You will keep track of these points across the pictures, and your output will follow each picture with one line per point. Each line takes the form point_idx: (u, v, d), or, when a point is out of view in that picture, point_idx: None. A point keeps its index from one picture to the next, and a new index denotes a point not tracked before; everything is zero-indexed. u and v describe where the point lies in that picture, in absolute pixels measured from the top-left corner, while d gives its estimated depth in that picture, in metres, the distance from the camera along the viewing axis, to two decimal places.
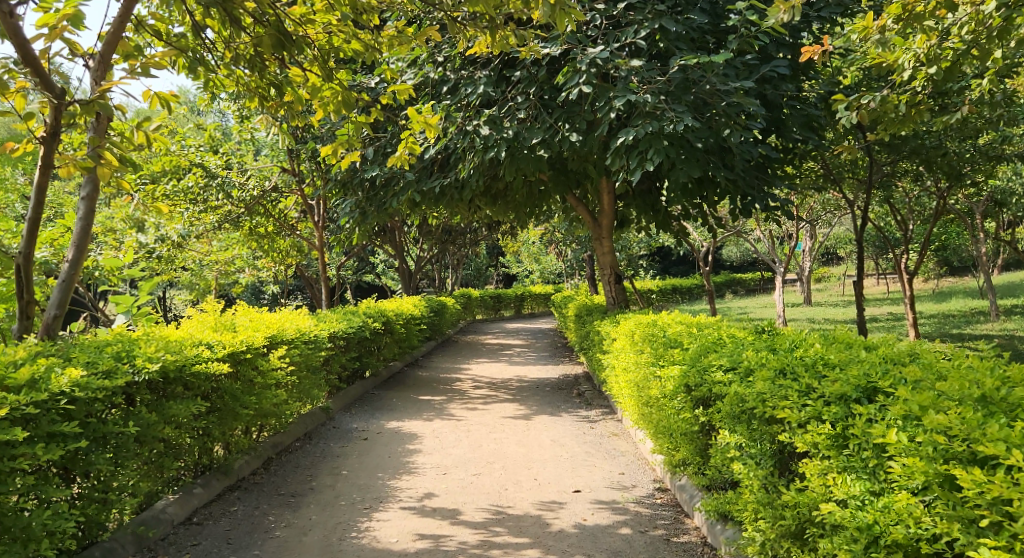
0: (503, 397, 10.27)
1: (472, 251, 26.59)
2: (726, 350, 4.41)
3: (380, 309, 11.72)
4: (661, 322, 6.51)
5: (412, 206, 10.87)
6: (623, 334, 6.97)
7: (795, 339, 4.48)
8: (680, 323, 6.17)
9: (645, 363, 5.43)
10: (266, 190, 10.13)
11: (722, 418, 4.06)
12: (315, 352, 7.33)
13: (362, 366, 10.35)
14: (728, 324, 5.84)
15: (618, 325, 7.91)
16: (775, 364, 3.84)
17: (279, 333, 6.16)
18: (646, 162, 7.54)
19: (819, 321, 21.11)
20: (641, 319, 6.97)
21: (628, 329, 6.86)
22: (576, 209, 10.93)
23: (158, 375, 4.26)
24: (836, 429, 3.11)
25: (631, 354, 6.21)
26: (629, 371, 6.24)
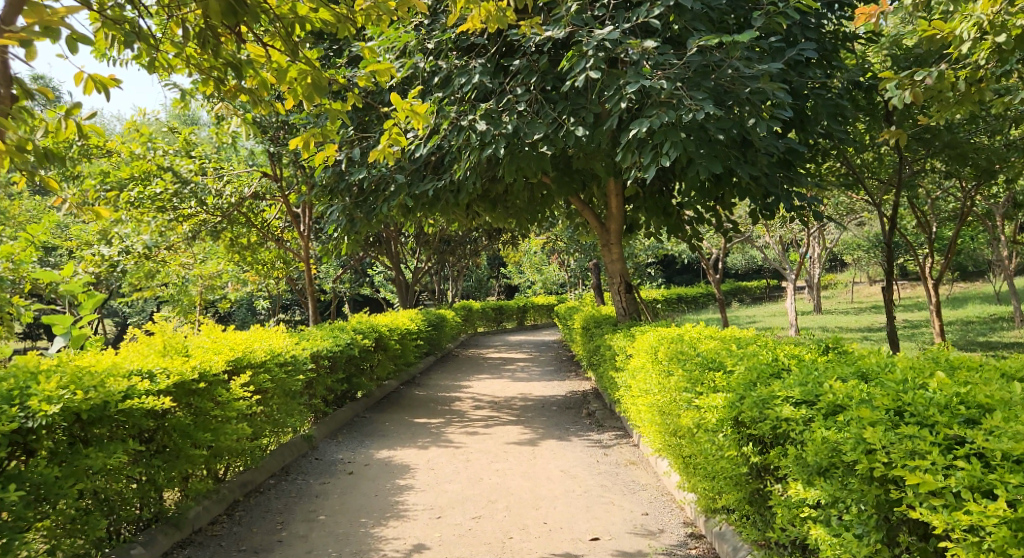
0: (506, 419, 9.44)
1: (472, 262, 25.79)
2: (795, 377, 3.66)
3: (372, 324, 10.90)
4: (684, 337, 5.74)
5: (404, 212, 10.09)
6: (640, 351, 6.18)
7: (875, 366, 3.73)
8: (710, 339, 5.41)
9: (674, 387, 4.68)
10: (246, 198, 9.36)
11: (790, 465, 3.34)
12: (292, 376, 6.52)
13: (351, 387, 9.54)
14: (770, 340, 5.06)
15: (633, 340, 7.10)
16: (882, 403, 3.10)
17: (245, 356, 5.35)
18: (661, 158, 6.75)
19: (834, 330, 20.27)
20: (661, 334, 6.17)
21: (645, 346, 6.08)
22: (582, 214, 10.14)
23: (64, 417, 3.51)
24: (1017, 512, 2.42)
25: (652, 373, 5.44)
26: (650, 393, 5.46)
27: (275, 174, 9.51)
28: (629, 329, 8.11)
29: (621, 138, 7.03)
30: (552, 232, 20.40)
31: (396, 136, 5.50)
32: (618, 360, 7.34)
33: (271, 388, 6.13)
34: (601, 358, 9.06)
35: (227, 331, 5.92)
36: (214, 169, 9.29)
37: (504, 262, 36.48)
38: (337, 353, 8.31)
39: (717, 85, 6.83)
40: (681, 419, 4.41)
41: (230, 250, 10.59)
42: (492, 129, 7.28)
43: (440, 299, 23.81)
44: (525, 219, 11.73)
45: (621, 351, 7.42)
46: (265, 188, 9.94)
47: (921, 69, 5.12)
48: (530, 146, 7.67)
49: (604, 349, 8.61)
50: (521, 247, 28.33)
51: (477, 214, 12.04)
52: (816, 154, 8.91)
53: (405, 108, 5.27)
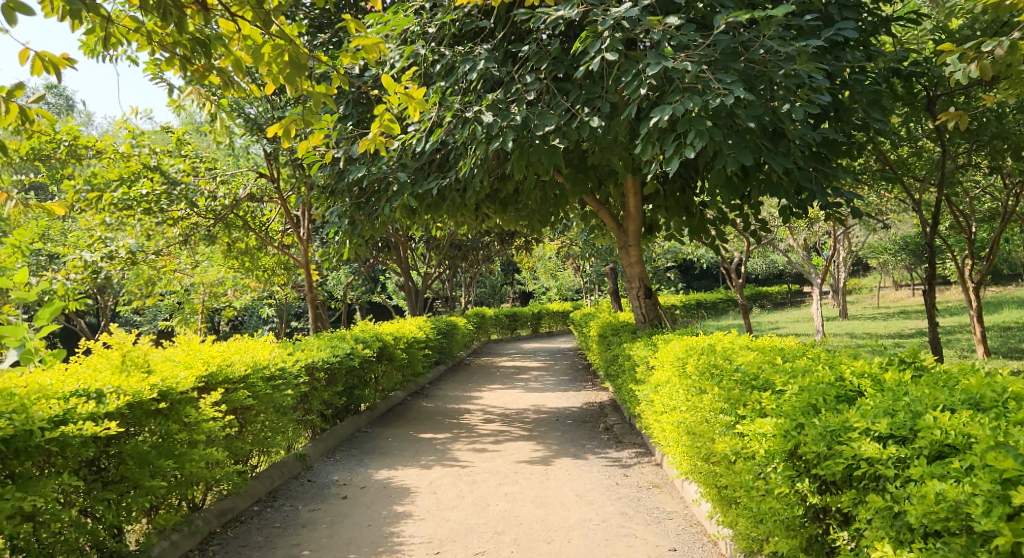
0: (518, 433, 8.84)
1: (486, 268, 25.20)
2: (875, 404, 3.18)
3: (375, 333, 10.33)
4: (714, 347, 5.17)
5: (409, 213, 9.53)
6: (664, 362, 5.60)
7: (969, 395, 3.22)
8: (749, 349, 4.88)
9: (712, 406, 4.17)
10: (241, 199, 8.82)
11: (871, 514, 2.86)
12: (281, 391, 5.95)
13: (350, 400, 8.97)
14: (818, 353, 4.51)
15: (656, 350, 6.51)
16: (1016, 450, 2.60)
17: (219, 372, 4.78)
18: (685, 149, 6.15)
19: (861, 337, 19.50)
20: (688, 343, 5.60)
21: (670, 355, 5.52)
22: (598, 215, 9.54)
23: None
24: None
25: (680, 387, 4.91)
26: (678, 409, 4.93)
27: (273, 174, 8.96)
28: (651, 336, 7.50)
29: (638, 129, 6.44)
30: (567, 236, 19.79)
31: (390, 123, 4.78)
32: (639, 373, 6.77)
33: (254, 406, 5.57)
34: (618, 369, 8.45)
35: (207, 344, 5.37)
36: (208, 170, 8.77)
37: (518, 268, 35.87)
38: (336, 364, 7.75)
39: (746, 67, 6.23)
40: (720, 445, 3.92)
41: (227, 256, 10.07)
42: (499, 120, 6.70)
43: (453, 306, 23.23)
44: (538, 221, 11.13)
45: (642, 362, 6.83)
46: (262, 189, 9.41)
47: (988, 38, 4.43)
48: (542, 139, 7.09)
49: (623, 361, 8.01)
50: (536, 253, 27.73)
51: (487, 216, 11.46)
52: (851, 147, 8.27)
53: (395, 88, 4.60)
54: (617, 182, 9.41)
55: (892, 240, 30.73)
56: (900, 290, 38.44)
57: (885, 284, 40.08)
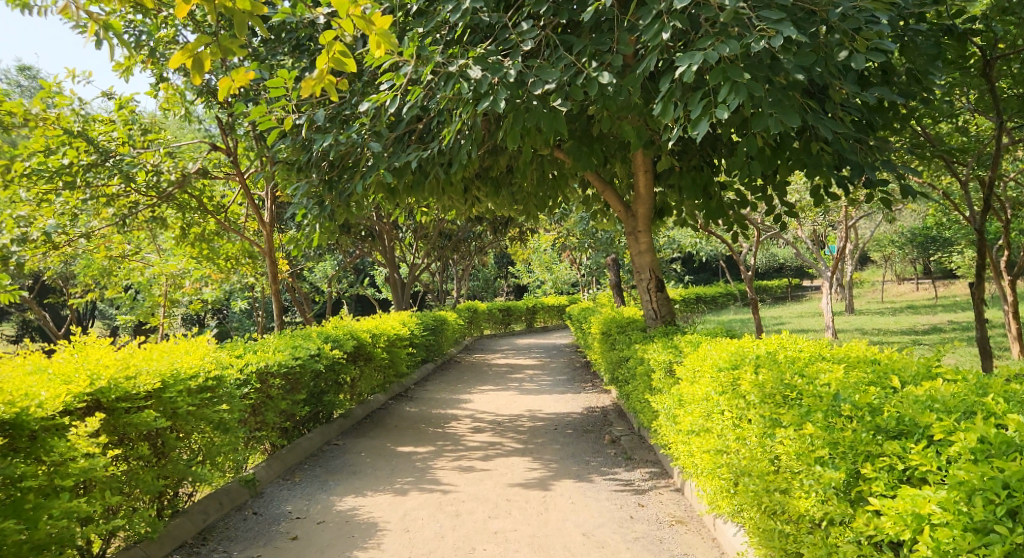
0: (511, 446, 7.72)
1: (478, 259, 24.05)
2: None
3: (350, 330, 9.16)
4: (762, 355, 4.24)
5: (387, 194, 8.38)
6: (698, 374, 4.54)
7: None
8: (819, 361, 3.97)
9: (791, 450, 3.33)
10: (190, 176, 7.59)
11: None
12: (215, 408, 4.83)
13: (316, 408, 7.80)
14: (941, 370, 3.59)
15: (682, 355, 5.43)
16: None
17: (104, 387, 3.93)
18: (718, 106, 5.04)
19: (874, 334, 18.45)
20: (726, 349, 4.58)
21: (705, 362, 4.56)
22: (603, 195, 8.38)
23: None
24: None
25: (730, 409, 4.00)
26: (724, 433, 4.05)
27: (230, 148, 7.80)
28: (669, 335, 6.39)
29: (658, 84, 5.28)
30: (564, 226, 18.66)
31: (342, 58, 3.58)
32: (658, 383, 5.71)
33: (180, 427, 4.50)
34: (628, 373, 7.33)
35: (113, 351, 4.37)
36: (152, 142, 7.61)
37: (512, 261, 34.72)
38: (297, 368, 6.62)
39: (792, 7, 5.13)
40: (810, 505, 3.13)
41: (181, 241, 8.90)
42: (489, 74, 5.55)
43: (443, 299, 22.07)
44: (534, 205, 10.01)
45: (661, 368, 5.71)
46: (219, 166, 8.25)
47: None
48: (540, 100, 5.94)
49: (633, 366, 6.89)
50: (530, 244, 26.62)
51: (478, 199, 10.30)
52: (897, 118, 7.15)
53: (369, 23, 3.44)
54: (625, 160, 8.24)
55: (899, 233, 29.72)
56: (904, 285, 37.45)
57: (888, 279, 39.09)
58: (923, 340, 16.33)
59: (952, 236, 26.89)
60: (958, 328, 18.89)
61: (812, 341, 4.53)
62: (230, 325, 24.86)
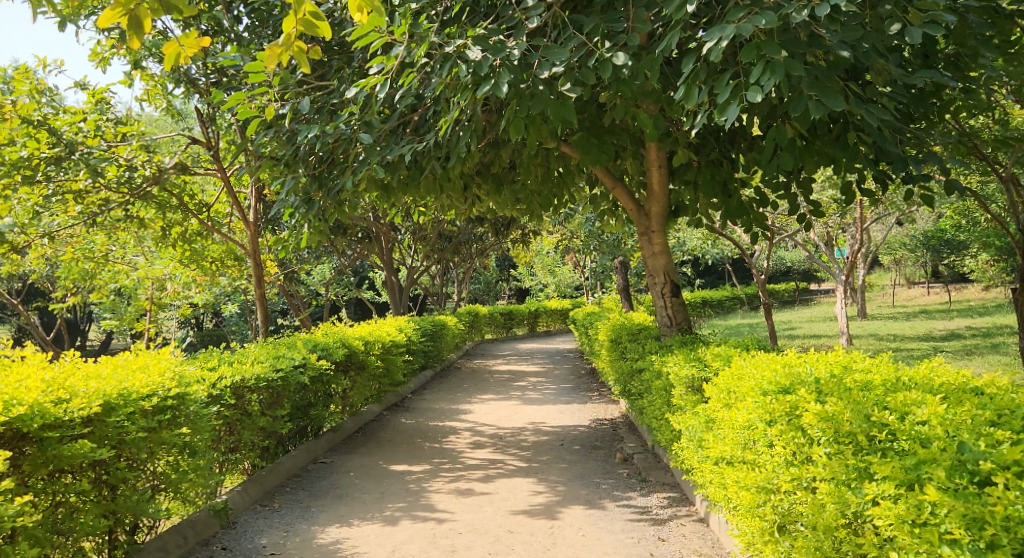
0: (513, 465, 7.09)
1: (479, 262, 23.46)
2: None
3: (341, 338, 8.56)
4: (821, 378, 3.64)
5: (380, 192, 7.78)
6: (739, 397, 3.93)
7: None
8: (893, 391, 3.35)
9: (887, 515, 2.72)
10: (166, 171, 6.99)
11: None
12: (174, 431, 4.26)
13: (302, 423, 7.19)
14: None
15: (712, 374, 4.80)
16: None
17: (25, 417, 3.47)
18: (750, 89, 4.44)
19: (889, 340, 17.83)
20: (769, 369, 3.96)
21: (747, 384, 3.92)
22: (614, 192, 7.77)
23: None
24: None
25: (786, 445, 3.37)
26: (776, 472, 3.43)
27: (210, 141, 7.20)
28: (689, 347, 5.78)
29: (682, 64, 4.68)
30: (568, 227, 18.06)
31: (313, 21, 2.95)
32: (680, 402, 5.09)
33: (130, 455, 4.00)
34: (642, 387, 6.71)
35: (48, 369, 3.89)
36: (126, 135, 7.02)
37: (514, 264, 34.11)
38: (279, 382, 6.01)
39: None
40: None
41: (161, 242, 8.30)
42: (490, 54, 4.92)
43: (442, 303, 21.47)
44: (538, 204, 9.40)
45: (684, 384, 5.10)
46: (199, 161, 7.63)
47: None
48: (547, 86, 5.33)
49: (649, 380, 6.28)
50: (533, 247, 26.05)
51: (478, 197, 9.71)
52: (939, 108, 6.52)
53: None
54: (637, 155, 7.63)
55: (909, 236, 29.10)
56: (913, 289, 36.85)
57: (896, 282, 38.46)
58: (942, 348, 15.71)
59: (966, 239, 26.24)
60: (975, 334, 18.27)
61: (877, 360, 3.93)
62: (224, 329, 24.24)
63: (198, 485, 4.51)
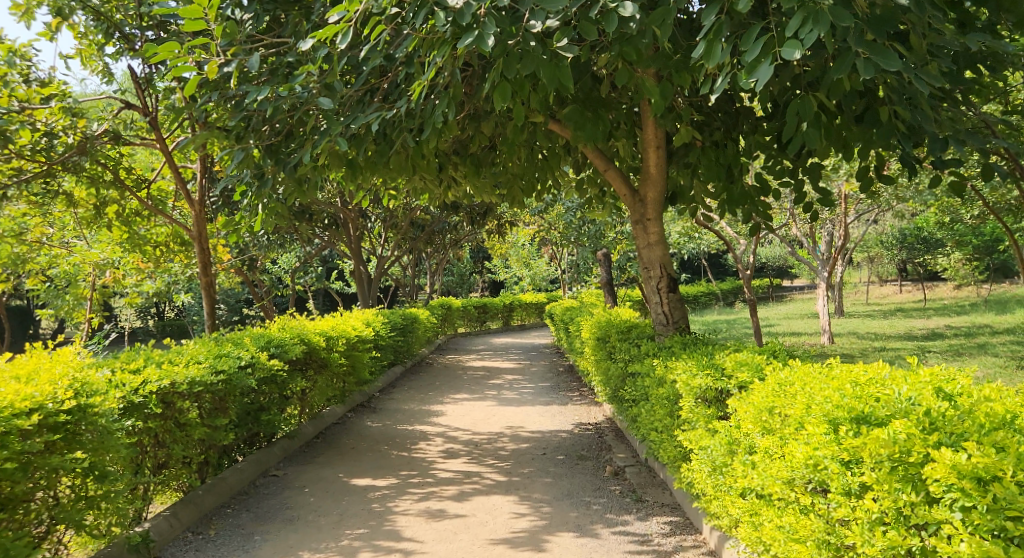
0: (490, 478, 6.30)
1: (453, 254, 22.66)
2: None
3: (299, 333, 7.71)
4: (924, 412, 2.87)
5: (345, 171, 6.94)
6: (793, 423, 3.22)
7: None
8: (1018, 436, 2.64)
9: None
10: (95, 139, 6.11)
11: None
12: (65, 458, 3.59)
13: (251, 430, 6.35)
14: None
15: (740, 387, 4.07)
16: None
17: None
18: (788, 43, 3.65)
19: (873, 340, 17.30)
20: (838, 391, 3.21)
21: (804, 409, 3.20)
22: (607, 176, 7.01)
23: None
24: None
25: (881, 502, 2.64)
26: (860, 534, 2.72)
27: (147, 107, 6.32)
28: (698, 352, 5.03)
29: (702, 15, 3.89)
30: (547, 218, 17.31)
31: None
32: (690, 413, 4.37)
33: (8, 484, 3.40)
34: (636, 394, 5.97)
35: None
36: (49, 97, 6.12)
37: (488, 256, 33.37)
38: (220, 386, 5.20)
39: None
40: None
41: (96, 223, 7.40)
42: (472, 0, 4.08)
43: (414, 296, 20.63)
44: (519, 188, 8.62)
45: (696, 397, 4.36)
46: (136, 131, 6.76)
47: None
48: (540, 43, 4.52)
49: (647, 387, 5.54)
50: (508, 238, 25.32)
51: (455, 180, 8.89)
52: (975, 84, 5.81)
53: None
54: (632, 135, 6.87)
55: (888, 233, 28.80)
56: (888, 287, 36.68)
57: (871, 280, 38.27)
58: (929, 347, 15.21)
59: (945, 237, 25.94)
60: (960, 334, 17.84)
61: (981, 381, 3.17)
62: (185, 319, 23.25)
63: (115, 512, 3.90)
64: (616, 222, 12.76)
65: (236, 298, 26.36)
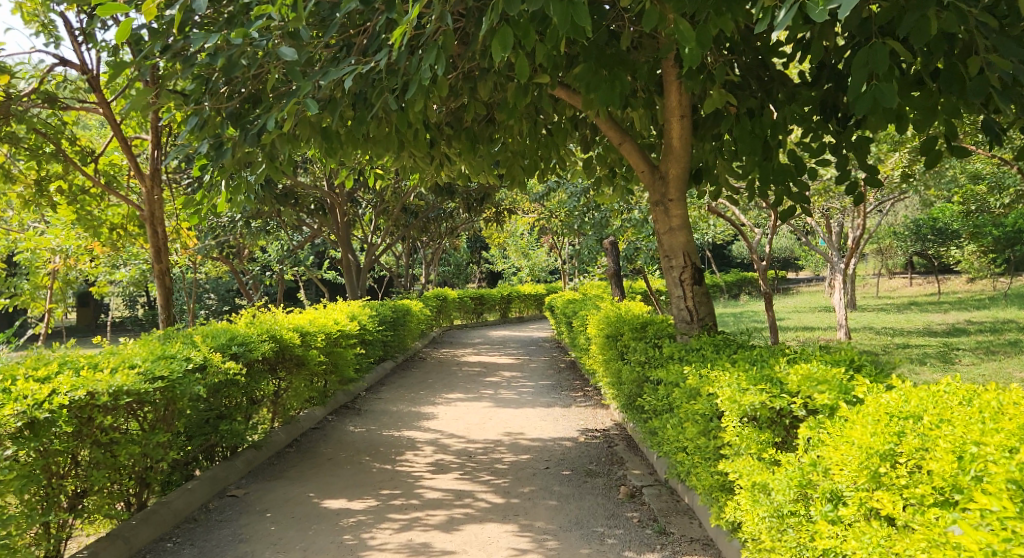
0: (485, 500, 5.42)
1: (450, 243, 21.80)
2: None
3: (269, 328, 6.81)
4: None
5: (320, 142, 6.03)
6: (932, 483, 2.34)
7: None
8: None
9: None
10: (21, 102, 5.26)
11: None
12: None
13: (207, 441, 5.48)
14: None
15: (814, 411, 3.21)
16: None
17: None
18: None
19: (892, 335, 16.38)
20: (1006, 449, 2.32)
21: (955, 461, 2.35)
22: (625, 150, 6.09)
23: None
24: None
25: None
26: None
27: (84, 65, 5.45)
28: (740, 360, 4.16)
29: None
30: (547, 204, 16.41)
31: None
32: (732, 436, 3.50)
33: None
34: (657, 405, 5.08)
35: None
36: None
37: (487, 247, 32.54)
38: (159, 396, 4.29)
39: None
40: None
41: (38, 203, 6.53)
42: None
43: (409, 286, 19.78)
44: (520, 166, 7.70)
45: (744, 418, 3.48)
46: (77, 94, 5.90)
47: None
48: None
49: (672, 398, 4.67)
50: (507, 227, 24.44)
51: (449, 158, 7.97)
52: None
53: None
54: (652, 103, 5.96)
55: (899, 223, 27.92)
56: (895, 279, 35.82)
57: (878, 273, 37.42)
58: (952, 344, 14.33)
59: (959, 228, 25.06)
60: (982, 329, 16.95)
61: None
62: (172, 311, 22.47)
63: None
64: (623, 208, 11.85)
65: (226, 288, 25.56)
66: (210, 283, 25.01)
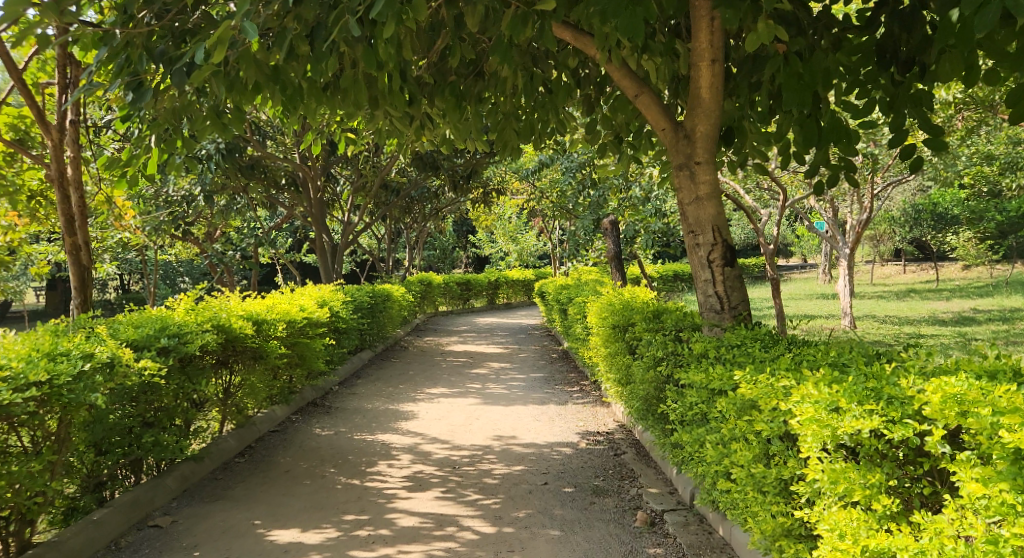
0: (471, 529, 4.39)
1: (435, 225, 20.76)
2: None
3: (215, 316, 5.73)
4: None
5: (271, 90, 4.94)
6: None
7: None
8: None
9: None
10: None
11: None
12: None
13: (124, 451, 4.49)
14: None
15: (970, 451, 2.20)
16: None
17: None
18: None
19: (901, 324, 15.46)
20: None
21: None
22: (640, 104, 5.04)
23: None
24: None
25: None
26: None
27: None
28: (812, 366, 3.14)
29: None
30: (538, 183, 15.38)
31: None
32: (823, 473, 2.47)
33: None
34: (687, 415, 4.07)
35: None
36: None
37: (474, 231, 31.48)
38: (37, 409, 3.46)
39: None
40: None
41: None
42: None
43: (391, 270, 18.73)
44: (513, 128, 6.64)
45: (831, 446, 2.47)
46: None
47: None
48: None
49: (713, 406, 3.64)
50: (495, 210, 23.42)
51: (430, 120, 6.91)
52: None
53: None
54: (672, 46, 4.92)
55: (898, 209, 27.10)
56: (889, 266, 35.06)
57: (872, 260, 36.65)
58: (968, 333, 13.42)
59: (962, 214, 24.24)
60: (994, 318, 16.06)
61: None
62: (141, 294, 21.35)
63: None
64: (622, 185, 10.82)
65: (201, 271, 24.46)
66: (183, 266, 23.93)
